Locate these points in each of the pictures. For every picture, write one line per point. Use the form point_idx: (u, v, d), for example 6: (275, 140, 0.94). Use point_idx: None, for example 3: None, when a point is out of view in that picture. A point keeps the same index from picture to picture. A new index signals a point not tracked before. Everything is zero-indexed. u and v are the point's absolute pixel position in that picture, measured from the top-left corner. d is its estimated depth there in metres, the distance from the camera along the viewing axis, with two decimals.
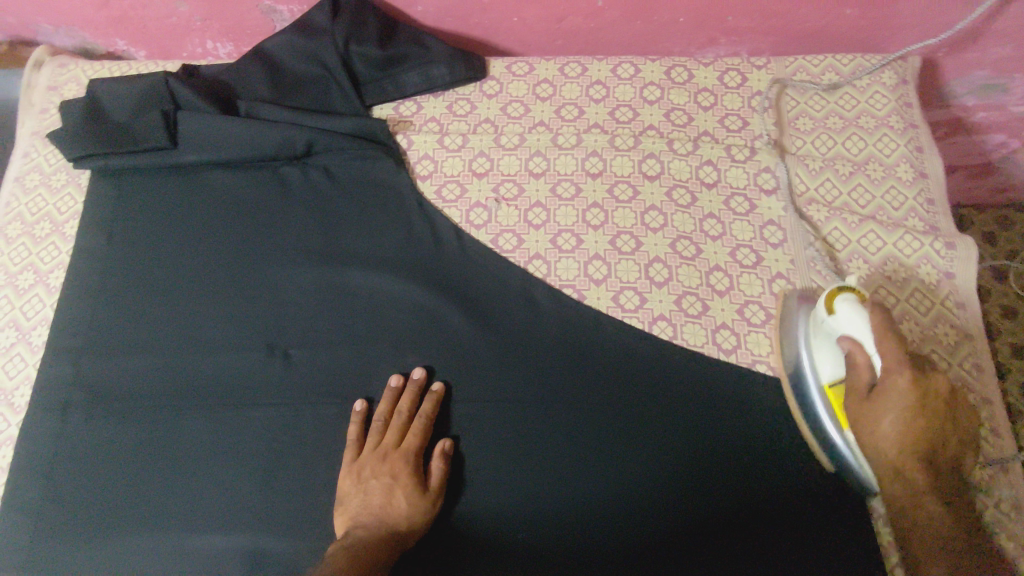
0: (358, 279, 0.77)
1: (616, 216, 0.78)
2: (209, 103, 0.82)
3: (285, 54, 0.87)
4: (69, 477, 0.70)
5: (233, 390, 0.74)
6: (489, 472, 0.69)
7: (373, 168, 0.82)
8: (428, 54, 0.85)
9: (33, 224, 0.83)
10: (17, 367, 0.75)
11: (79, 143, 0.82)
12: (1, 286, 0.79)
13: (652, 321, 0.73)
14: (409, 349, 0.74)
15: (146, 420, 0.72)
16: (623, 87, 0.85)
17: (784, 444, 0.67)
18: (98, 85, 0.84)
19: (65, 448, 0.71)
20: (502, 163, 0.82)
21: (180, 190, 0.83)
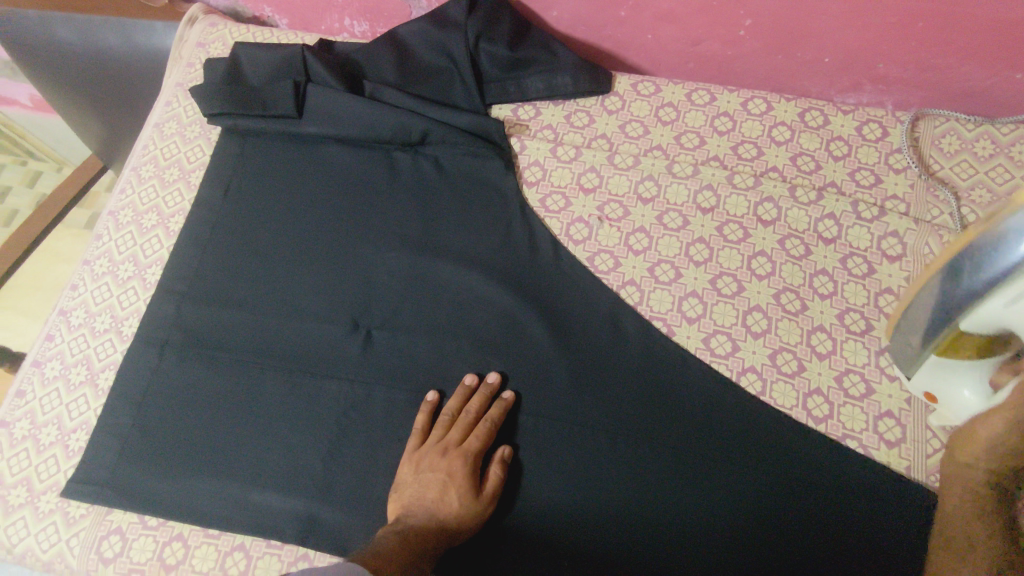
0: (450, 273, 0.78)
1: (720, 255, 0.75)
2: (339, 81, 0.85)
3: (416, 41, 0.88)
4: (158, 411, 0.74)
5: (313, 358, 0.76)
6: (548, 490, 0.68)
7: (483, 168, 0.82)
8: (556, 62, 0.84)
9: (164, 168, 0.88)
10: (129, 299, 0.81)
11: (216, 100, 0.86)
12: (127, 222, 0.85)
13: (741, 372, 0.70)
14: (489, 351, 0.74)
15: (230, 370, 0.76)
16: (751, 122, 0.82)
17: (864, 531, 0.63)
18: (240, 49, 0.88)
19: (158, 383, 0.75)
20: (611, 182, 0.80)
21: (298, 158, 0.86)
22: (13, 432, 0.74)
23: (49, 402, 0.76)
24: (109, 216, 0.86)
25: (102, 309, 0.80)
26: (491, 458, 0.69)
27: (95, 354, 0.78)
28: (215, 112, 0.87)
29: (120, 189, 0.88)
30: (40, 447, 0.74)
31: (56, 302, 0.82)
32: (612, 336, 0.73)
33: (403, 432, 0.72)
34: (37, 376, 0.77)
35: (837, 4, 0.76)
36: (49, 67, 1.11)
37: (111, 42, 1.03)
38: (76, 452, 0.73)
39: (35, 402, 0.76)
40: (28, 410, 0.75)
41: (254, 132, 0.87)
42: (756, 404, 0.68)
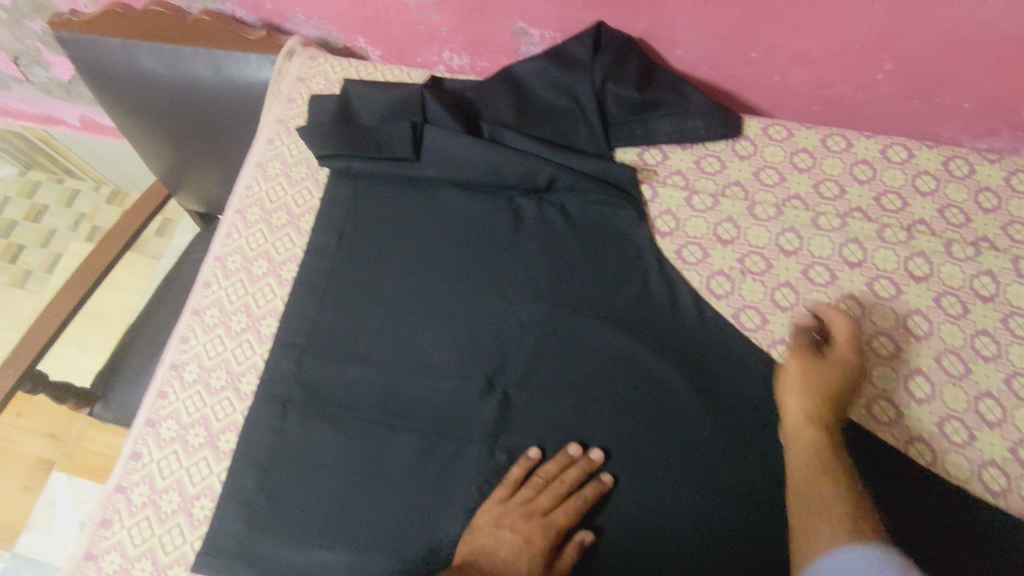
0: (584, 329, 0.75)
1: (873, 313, 0.72)
2: (458, 122, 0.81)
3: (535, 81, 0.84)
4: (285, 479, 0.69)
5: (443, 416, 0.71)
6: (658, 568, 0.65)
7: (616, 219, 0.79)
8: (686, 104, 0.80)
9: (271, 212, 0.84)
10: (245, 353, 0.77)
11: (329, 143, 0.82)
12: (237, 269, 0.81)
13: (908, 442, 0.67)
14: (636, 415, 0.70)
15: (354, 432, 0.71)
16: (893, 171, 0.78)
17: None
18: (351, 86, 0.85)
19: (281, 447, 0.71)
20: (750, 233, 0.77)
21: (415, 204, 0.82)
22: (132, 497, 0.71)
23: (168, 466, 0.72)
24: (216, 263, 0.82)
25: (217, 364, 0.77)
26: (568, 536, 0.66)
27: (213, 413, 0.74)
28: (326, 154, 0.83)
29: (225, 234, 0.84)
30: (162, 515, 0.70)
31: (166, 355, 0.78)
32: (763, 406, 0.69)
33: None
34: (153, 437, 0.74)
35: (994, 51, 0.72)
36: (128, 96, 1.06)
37: (199, 73, 0.99)
38: (202, 521, 0.69)
39: (153, 466, 0.72)
40: (146, 474, 0.72)
41: (366, 176, 0.83)
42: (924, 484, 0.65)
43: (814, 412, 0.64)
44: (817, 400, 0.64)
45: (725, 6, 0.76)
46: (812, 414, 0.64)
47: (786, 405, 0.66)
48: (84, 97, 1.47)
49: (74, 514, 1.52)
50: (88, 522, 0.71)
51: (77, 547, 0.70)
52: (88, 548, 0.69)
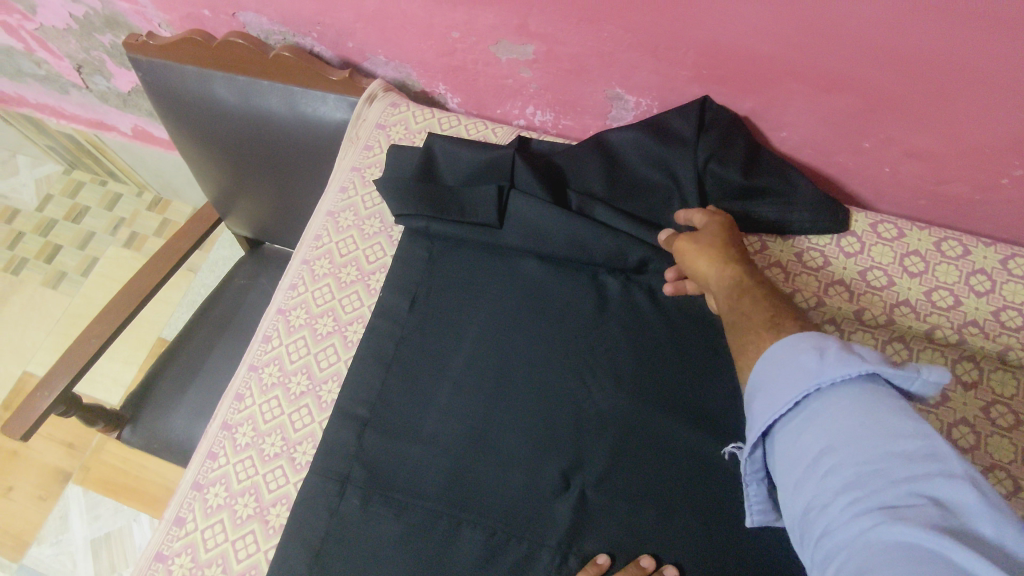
0: (664, 435, 0.68)
1: (992, 444, 0.65)
2: (546, 189, 0.77)
3: (630, 151, 0.80)
4: (339, 566, 0.64)
5: (512, 512, 0.66)
6: None
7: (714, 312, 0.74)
8: (792, 193, 0.75)
9: (341, 266, 0.80)
10: (302, 419, 0.72)
11: (409, 202, 0.78)
12: (300, 326, 0.77)
13: None
14: (726, 534, 0.63)
15: (416, 519, 0.66)
16: (1013, 284, 0.73)
17: None
18: (436, 142, 0.82)
19: (338, 530, 0.65)
20: (855, 338, 0.72)
21: (493, 273, 0.77)
22: (172, 568, 0.66)
23: (213, 537, 0.67)
24: (278, 315, 0.78)
25: (273, 428, 0.72)
26: None
27: (265, 484, 0.69)
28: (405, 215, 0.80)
29: (291, 284, 0.80)
30: None
31: (219, 411, 0.74)
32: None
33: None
34: (199, 503, 0.69)
35: None
36: (194, 123, 1.04)
37: (271, 105, 0.96)
38: None
39: (197, 535, 0.68)
40: (189, 543, 0.67)
41: (441, 243, 0.79)
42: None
43: (719, 254, 0.64)
44: (716, 249, 0.65)
45: (846, 95, 0.72)
46: (720, 257, 0.64)
47: (697, 265, 0.66)
48: (140, 109, 1.44)
49: (84, 532, 1.46)
50: None
51: None
52: None
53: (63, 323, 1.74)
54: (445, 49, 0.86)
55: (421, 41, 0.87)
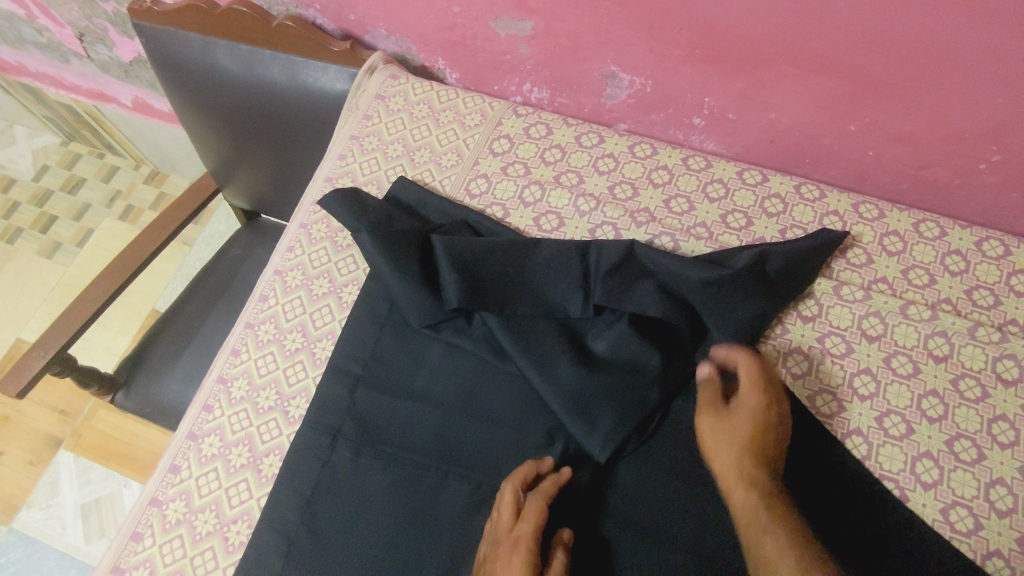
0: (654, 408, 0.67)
1: (957, 414, 0.69)
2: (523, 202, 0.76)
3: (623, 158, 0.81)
4: (328, 512, 0.66)
5: (498, 469, 0.68)
6: None
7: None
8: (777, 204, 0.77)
9: (337, 231, 0.82)
10: (296, 375, 0.74)
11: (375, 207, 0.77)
12: (297, 286, 0.79)
13: (985, 555, 0.63)
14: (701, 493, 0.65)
15: (403, 473, 0.67)
16: (986, 265, 0.75)
17: None
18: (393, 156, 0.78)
19: (329, 480, 0.67)
20: (833, 312, 0.74)
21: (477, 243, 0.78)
22: (166, 513, 0.68)
23: (207, 484, 0.69)
24: (275, 276, 0.80)
25: (267, 382, 0.74)
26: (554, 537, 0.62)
27: (259, 435, 0.71)
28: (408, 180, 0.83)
29: (288, 247, 0.82)
30: (196, 537, 0.67)
31: (214, 367, 0.76)
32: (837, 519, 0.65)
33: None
34: (193, 452, 0.71)
35: None
36: (195, 91, 1.05)
37: (273, 75, 0.98)
38: (237, 548, 0.66)
39: (190, 482, 0.69)
40: (183, 490, 0.69)
41: (435, 204, 0.80)
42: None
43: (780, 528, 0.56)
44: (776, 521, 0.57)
45: (833, 78, 0.74)
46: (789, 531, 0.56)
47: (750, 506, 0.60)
48: (141, 80, 1.45)
49: (74, 497, 1.48)
50: (118, 533, 0.69)
51: (105, 557, 0.67)
52: (114, 563, 0.67)
53: (56, 292, 1.75)
54: (446, 23, 0.88)
55: (422, 15, 0.89)
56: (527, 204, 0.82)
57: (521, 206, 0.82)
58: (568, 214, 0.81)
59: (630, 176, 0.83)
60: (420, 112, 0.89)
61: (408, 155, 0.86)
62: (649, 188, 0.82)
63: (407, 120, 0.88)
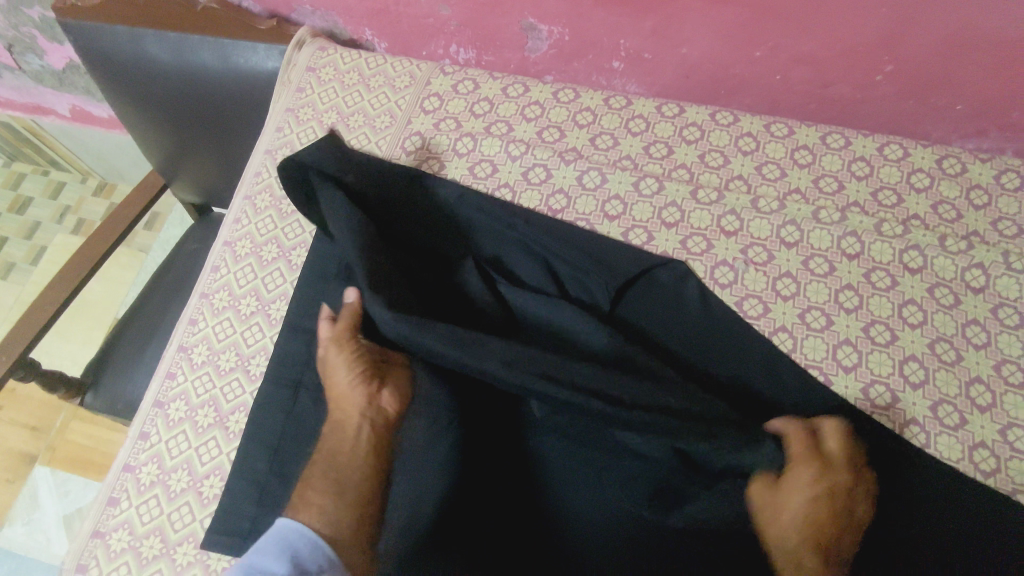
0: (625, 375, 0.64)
1: (871, 303, 0.75)
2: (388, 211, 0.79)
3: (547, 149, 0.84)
4: (295, 456, 0.69)
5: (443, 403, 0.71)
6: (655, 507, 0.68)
7: (632, 205, 0.81)
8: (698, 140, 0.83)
9: (280, 199, 0.85)
10: (254, 336, 0.77)
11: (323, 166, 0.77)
12: (246, 254, 0.82)
13: (903, 424, 0.70)
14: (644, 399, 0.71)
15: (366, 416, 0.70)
16: (889, 167, 0.81)
17: None
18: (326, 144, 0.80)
19: (294, 429, 0.70)
20: (753, 225, 0.79)
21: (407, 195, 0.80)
22: (140, 476, 0.71)
23: (177, 446, 0.72)
24: (225, 248, 0.83)
25: (226, 346, 0.77)
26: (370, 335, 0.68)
27: (223, 395, 0.74)
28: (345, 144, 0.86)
29: (235, 219, 0.85)
30: (171, 495, 0.70)
31: (174, 338, 0.79)
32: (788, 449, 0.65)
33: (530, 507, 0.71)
34: (161, 418, 0.74)
35: (989, 54, 0.75)
36: (129, 85, 1.06)
37: (204, 60, 1.00)
38: (211, 501, 0.69)
39: (161, 446, 0.72)
40: (155, 454, 0.72)
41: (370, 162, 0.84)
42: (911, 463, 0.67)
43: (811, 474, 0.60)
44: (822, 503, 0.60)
45: (733, 7, 0.79)
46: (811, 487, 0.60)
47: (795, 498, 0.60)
48: (76, 87, 1.45)
49: (54, 509, 1.48)
50: (95, 502, 0.71)
51: (86, 523, 0.70)
52: (94, 528, 0.69)
53: (13, 312, 1.73)
54: None
55: None
56: (461, 154, 0.86)
57: (455, 157, 0.86)
58: (501, 161, 0.85)
59: (556, 120, 0.87)
60: (351, 79, 0.92)
61: (342, 121, 0.89)
62: (575, 129, 0.87)
63: (339, 88, 0.92)
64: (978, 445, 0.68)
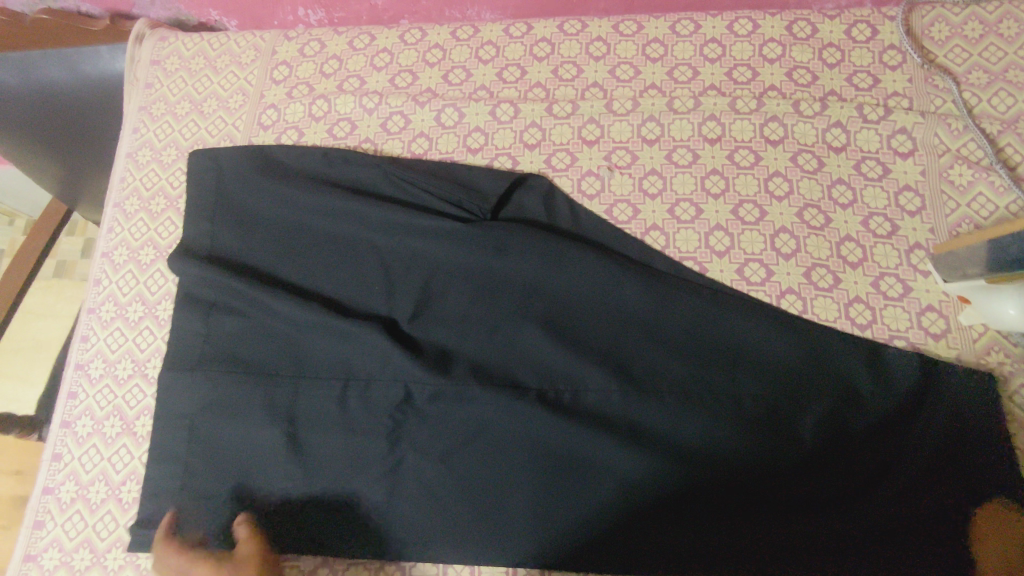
0: (524, 235, 0.72)
1: (737, 183, 0.75)
2: (262, 195, 0.78)
3: (404, 95, 0.84)
4: (195, 440, 0.70)
5: (362, 442, 0.68)
6: (590, 477, 0.65)
7: (493, 134, 0.80)
8: (549, 59, 0.83)
9: (149, 200, 0.84)
10: (146, 340, 0.78)
11: (205, 172, 0.80)
12: (124, 262, 0.82)
13: (780, 295, 0.71)
14: (523, 331, 0.70)
15: (299, 476, 0.67)
16: (740, 44, 0.80)
17: (952, 415, 0.63)
18: (199, 150, 0.82)
19: (192, 412, 0.71)
20: (613, 130, 0.79)
21: (265, 169, 0.79)
22: (60, 496, 0.72)
23: (90, 460, 0.74)
24: (103, 259, 0.83)
25: (121, 355, 0.78)
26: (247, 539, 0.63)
27: (126, 403, 0.75)
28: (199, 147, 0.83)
29: (108, 229, 0.84)
30: (93, 505, 0.72)
31: (70, 357, 0.79)
32: (731, 380, 0.66)
33: (477, 525, 0.65)
34: (70, 436, 0.75)
35: None
36: None
37: (54, 75, 0.96)
38: (132, 504, 0.71)
39: (75, 463, 0.74)
40: (70, 472, 0.73)
41: (225, 158, 0.81)
42: (861, 370, 0.65)
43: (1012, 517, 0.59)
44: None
45: None
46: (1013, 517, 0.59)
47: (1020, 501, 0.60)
48: None
49: None
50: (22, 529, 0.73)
51: (15, 551, 0.71)
52: (25, 552, 0.71)
53: None
54: None
55: None
56: (317, 118, 0.84)
57: (313, 122, 0.84)
58: (358, 116, 0.84)
59: (407, 64, 0.86)
60: (197, 64, 0.90)
61: (196, 110, 0.88)
62: (426, 69, 0.85)
63: (187, 76, 0.90)
64: (854, 303, 0.70)
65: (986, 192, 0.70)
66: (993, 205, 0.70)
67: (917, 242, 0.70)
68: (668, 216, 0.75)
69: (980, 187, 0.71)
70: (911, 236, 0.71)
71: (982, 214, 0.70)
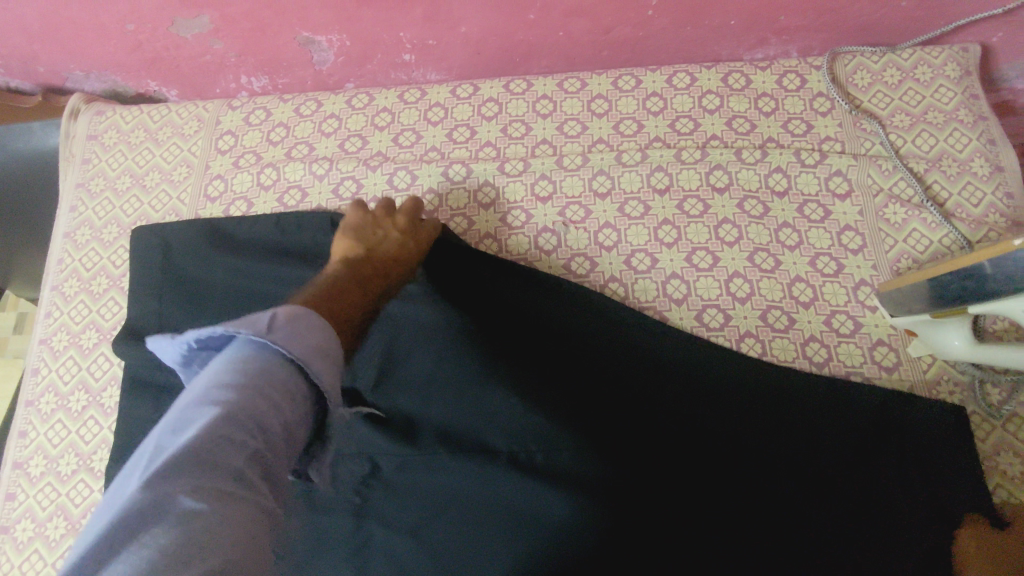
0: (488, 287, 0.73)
1: (689, 232, 0.77)
2: (212, 267, 0.76)
3: (355, 160, 0.83)
4: None
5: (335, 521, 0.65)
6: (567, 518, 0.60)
7: (447, 195, 0.81)
8: (498, 118, 0.84)
9: (89, 280, 0.81)
10: (91, 431, 0.73)
11: (153, 250, 0.78)
12: (64, 347, 0.78)
13: (739, 339, 0.72)
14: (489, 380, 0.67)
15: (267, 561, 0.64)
16: (680, 97, 0.83)
17: (919, 443, 0.64)
18: (145, 227, 0.80)
19: None
20: (565, 185, 0.80)
21: (216, 241, 0.78)
22: None
23: (32, 567, 0.68)
24: (42, 346, 0.79)
25: (63, 449, 0.73)
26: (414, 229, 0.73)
27: (71, 501, 0.70)
28: (145, 225, 0.81)
29: (45, 314, 0.80)
30: None
31: (8, 455, 0.74)
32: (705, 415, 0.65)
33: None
34: (10, 542, 0.70)
35: None
36: None
37: None
38: None
39: (15, 571, 0.68)
40: None
41: (175, 234, 0.79)
42: (828, 407, 0.65)
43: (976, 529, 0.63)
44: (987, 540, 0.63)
45: None
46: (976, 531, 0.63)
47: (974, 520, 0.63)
48: None
49: None
50: None
51: None
52: None
53: None
54: (126, 42, 0.84)
55: (103, 45, 0.86)
56: (266, 187, 0.83)
57: (262, 191, 0.83)
58: (308, 183, 0.82)
59: (356, 128, 0.86)
60: (137, 138, 0.88)
61: (138, 184, 0.85)
62: (376, 133, 0.85)
63: (127, 150, 0.87)
64: (810, 342, 0.72)
65: (921, 228, 0.74)
66: (927, 239, 0.74)
67: (863, 279, 0.73)
68: (626, 266, 0.76)
69: (914, 224, 0.74)
70: (856, 274, 0.74)
71: (919, 249, 0.74)
